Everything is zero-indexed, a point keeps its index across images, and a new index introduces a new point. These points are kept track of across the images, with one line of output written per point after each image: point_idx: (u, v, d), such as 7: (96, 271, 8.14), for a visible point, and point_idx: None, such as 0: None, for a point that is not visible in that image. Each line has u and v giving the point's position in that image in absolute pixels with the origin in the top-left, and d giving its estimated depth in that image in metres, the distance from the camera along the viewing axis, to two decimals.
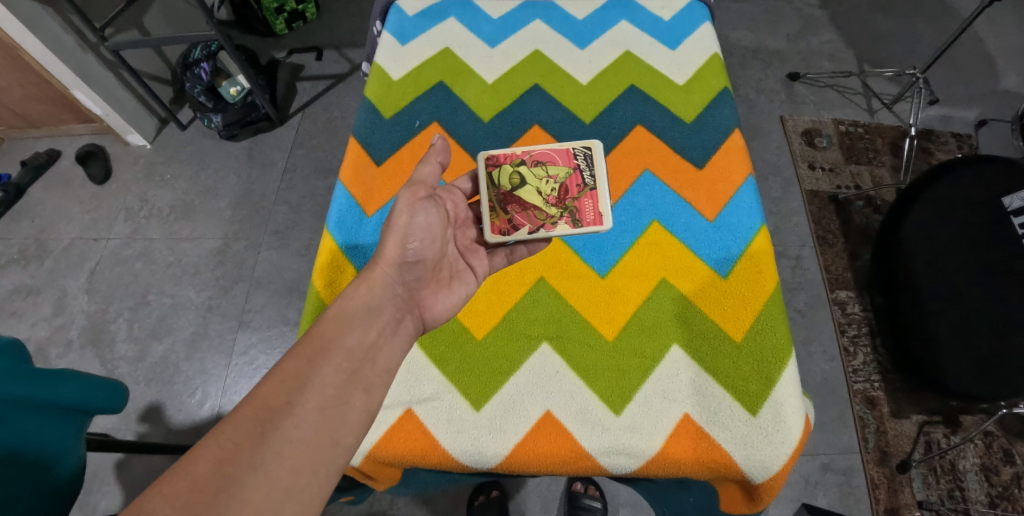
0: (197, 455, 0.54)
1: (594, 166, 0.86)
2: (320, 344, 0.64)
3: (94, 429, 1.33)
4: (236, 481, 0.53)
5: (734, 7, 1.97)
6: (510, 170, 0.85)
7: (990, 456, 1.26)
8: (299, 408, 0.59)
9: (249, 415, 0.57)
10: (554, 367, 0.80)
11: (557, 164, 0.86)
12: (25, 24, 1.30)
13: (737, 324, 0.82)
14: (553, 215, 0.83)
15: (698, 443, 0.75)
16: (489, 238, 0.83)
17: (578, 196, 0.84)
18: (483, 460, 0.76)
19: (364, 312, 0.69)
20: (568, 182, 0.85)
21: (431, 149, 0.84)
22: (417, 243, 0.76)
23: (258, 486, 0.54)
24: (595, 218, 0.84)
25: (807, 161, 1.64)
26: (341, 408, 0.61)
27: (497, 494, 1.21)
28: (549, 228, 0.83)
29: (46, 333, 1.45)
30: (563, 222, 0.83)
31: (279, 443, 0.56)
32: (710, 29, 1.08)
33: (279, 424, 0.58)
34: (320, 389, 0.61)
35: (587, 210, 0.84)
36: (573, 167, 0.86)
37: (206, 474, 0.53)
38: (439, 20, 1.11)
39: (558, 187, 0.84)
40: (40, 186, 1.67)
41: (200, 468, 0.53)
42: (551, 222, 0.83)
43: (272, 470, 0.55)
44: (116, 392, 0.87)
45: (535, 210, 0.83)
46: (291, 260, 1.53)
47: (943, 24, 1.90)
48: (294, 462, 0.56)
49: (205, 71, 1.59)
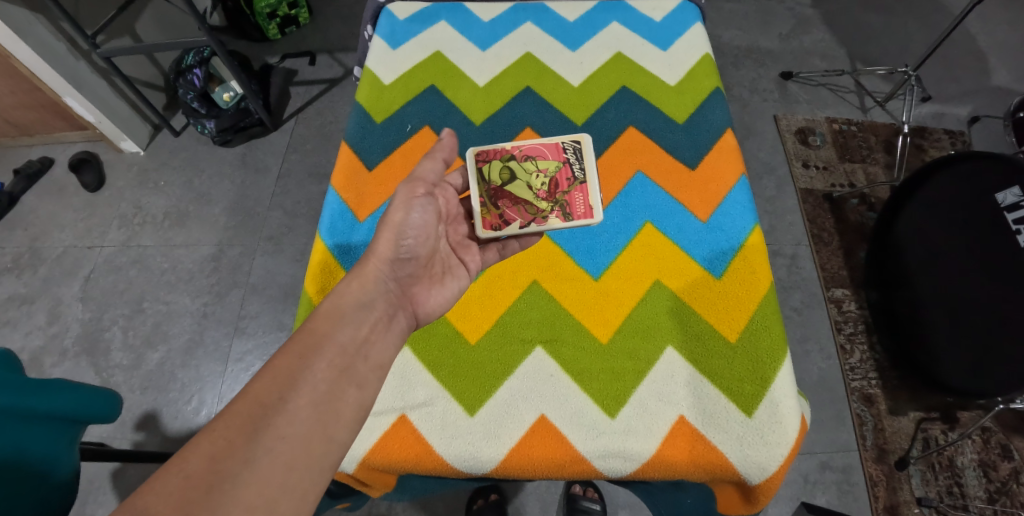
0: (193, 451, 0.54)
1: (584, 161, 0.86)
2: (311, 340, 0.64)
3: (89, 438, 1.32)
4: (230, 477, 0.53)
5: (726, 7, 1.97)
6: (502, 167, 0.85)
7: (988, 451, 1.26)
8: (294, 403, 0.59)
9: (241, 411, 0.57)
10: (548, 370, 0.80)
11: (548, 158, 0.86)
12: (16, 32, 1.29)
13: (731, 325, 0.81)
14: (544, 208, 0.83)
15: (694, 445, 0.75)
16: (480, 233, 0.82)
17: (568, 190, 0.84)
18: (477, 466, 0.76)
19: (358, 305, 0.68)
20: (558, 176, 0.85)
21: (437, 144, 0.84)
22: (412, 239, 0.75)
23: (249, 482, 0.53)
24: (586, 212, 0.83)
25: (801, 160, 1.64)
26: (336, 402, 0.61)
27: (496, 497, 1.20)
28: (541, 222, 0.82)
29: (40, 342, 1.44)
30: (554, 216, 0.82)
31: (274, 439, 0.56)
32: (701, 29, 1.08)
33: (273, 420, 0.57)
34: (315, 385, 0.61)
35: (577, 203, 0.83)
36: (563, 162, 0.86)
37: (200, 470, 0.53)
38: (430, 24, 1.11)
39: (548, 182, 0.84)
40: (34, 194, 1.66)
41: (193, 465, 0.53)
42: (542, 216, 0.82)
43: (265, 468, 0.55)
44: (109, 401, 0.87)
45: (526, 204, 0.83)
46: (286, 265, 1.52)
47: (934, 22, 1.91)
48: (287, 459, 0.56)
49: (198, 77, 1.62)
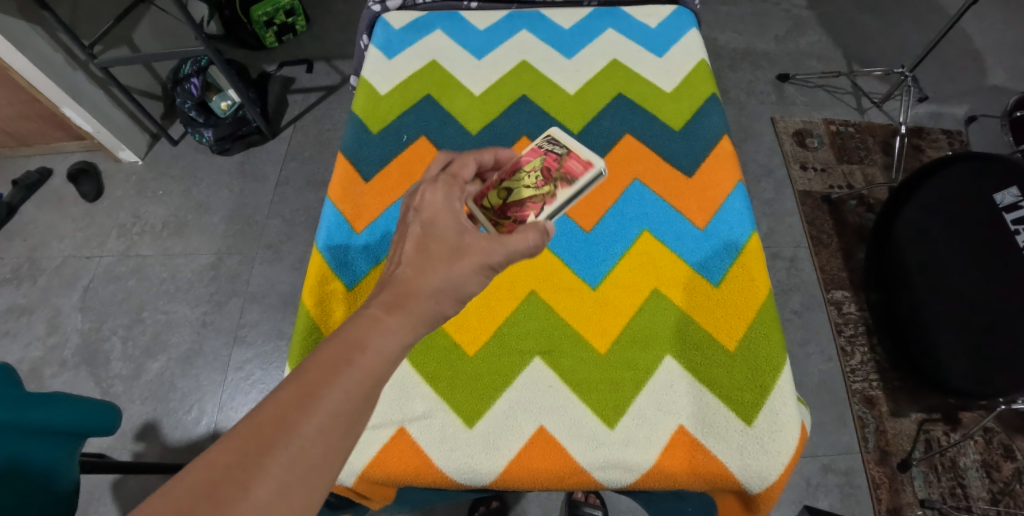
0: (201, 466, 0.48)
1: (561, 142, 0.84)
2: (331, 351, 0.56)
3: (89, 450, 1.32)
4: (223, 492, 0.46)
5: (721, 9, 1.98)
6: (495, 189, 0.81)
7: (990, 452, 1.26)
8: (311, 425, 0.51)
9: (255, 423, 0.50)
10: (547, 381, 0.80)
11: (527, 159, 0.83)
12: (14, 43, 1.30)
13: (730, 333, 0.81)
14: (547, 191, 0.79)
15: (694, 455, 0.75)
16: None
17: (560, 164, 0.81)
18: (477, 478, 0.75)
19: (398, 341, 0.60)
20: (546, 163, 0.82)
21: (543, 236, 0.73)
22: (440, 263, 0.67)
23: (245, 508, 0.46)
24: (586, 166, 0.80)
25: (799, 161, 1.64)
26: (350, 423, 0.53)
27: (497, 504, 1.20)
28: (551, 202, 0.78)
29: (40, 353, 1.43)
30: (561, 189, 0.79)
31: (290, 466, 0.49)
32: (697, 35, 1.08)
33: (291, 441, 0.50)
34: (342, 408, 0.53)
35: (575, 167, 0.80)
36: (543, 155, 0.83)
37: (203, 486, 0.46)
38: (426, 34, 1.12)
39: (540, 172, 0.81)
40: (33, 204, 1.66)
41: (203, 477, 0.47)
42: (551, 197, 0.78)
43: (265, 498, 0.47)
44: (107, 414, 0.86)
45: (531, 200, 0.78)
46: (285, 273, 1.52)
47: (929, 22, 1.92)
48: (279, 483, 0.48)
49: (196, 86, 1.60)
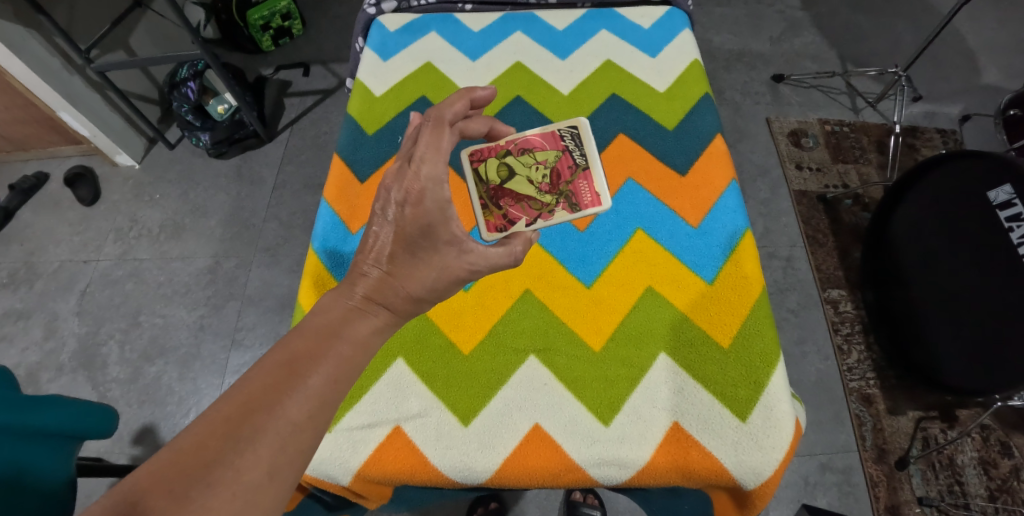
0: (188, 447, 0.49)
1: (584, 148, 0.89)
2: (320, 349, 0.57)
3: (86, 453, 1.31)
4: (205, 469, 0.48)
5: (717, 11, 1.99)
6: (497, 164, 0.88)
7: (988, 449, 1.26)
8: (294, 407, 0.53)
9: (240, 407, 0.52)
10: (543, 379, 0.80)
11: (545, 149, 0.88)
12: (10, 47, 1.30)
13: (724, 330, 0.82)
14: (548, 203, 0.87)
15: (688, 451, 0.75)
16: (487, 237, 0.86)
17: (571, 179, 0.88)
18: (473, 476, 0.76)
19: (383, 340, 0.63)
20: (559, 165, 0.88)
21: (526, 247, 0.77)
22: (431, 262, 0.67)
23: (229, 482, 0.48)
24: (593, 199, 0.88)
25: (794, 161, 1.65)
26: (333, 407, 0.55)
27: (496, 505, 1.20)
28: (546, 218, 0.86)
29: (37, 358, 1.43)
30: (561, 208, 0.87)
31: (282, 450, 0.51)
32: (690, 36, 1.09)
33: (277, 424, 0.52)
34: (331, 396, 0.56)
35: (583, 192, 0.88)
36: (562, 150, 0.89)
37: (188, 462, 0.48)
38: (421, 35, 1.12)
39: (550, 173, 0.88)
40: (29, 209, 1.66)
41: (188, 456, 0.49)
42: (548, 211, 0.86)
43: (256, 480, 0.49)
44: (105, 417, 0.88)
45: (529, 201, 0.87)
46: (282, 276, 1.53)
47: (923, 22, 1.93)
48: (260, 460, 0.50)
49: (192, 90, 1.57)
